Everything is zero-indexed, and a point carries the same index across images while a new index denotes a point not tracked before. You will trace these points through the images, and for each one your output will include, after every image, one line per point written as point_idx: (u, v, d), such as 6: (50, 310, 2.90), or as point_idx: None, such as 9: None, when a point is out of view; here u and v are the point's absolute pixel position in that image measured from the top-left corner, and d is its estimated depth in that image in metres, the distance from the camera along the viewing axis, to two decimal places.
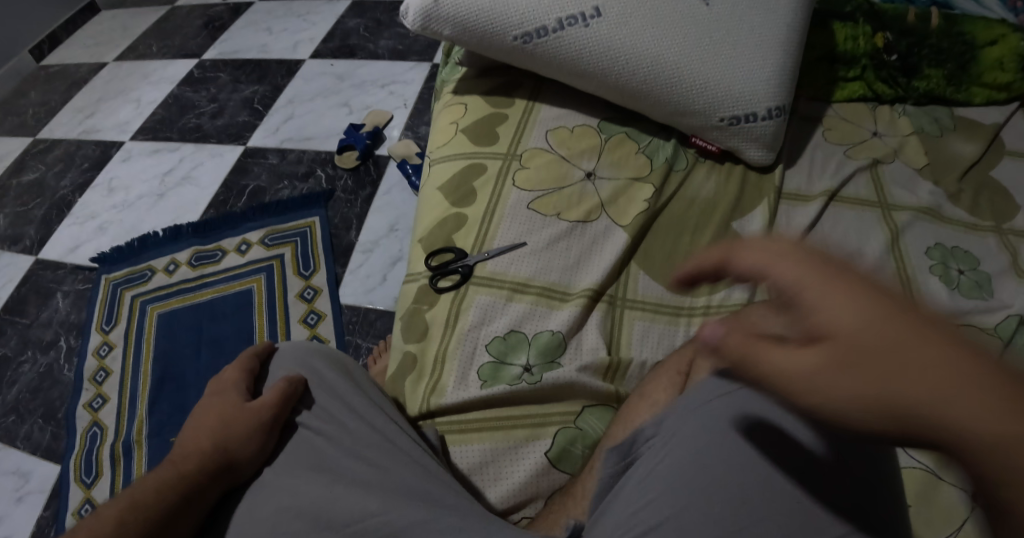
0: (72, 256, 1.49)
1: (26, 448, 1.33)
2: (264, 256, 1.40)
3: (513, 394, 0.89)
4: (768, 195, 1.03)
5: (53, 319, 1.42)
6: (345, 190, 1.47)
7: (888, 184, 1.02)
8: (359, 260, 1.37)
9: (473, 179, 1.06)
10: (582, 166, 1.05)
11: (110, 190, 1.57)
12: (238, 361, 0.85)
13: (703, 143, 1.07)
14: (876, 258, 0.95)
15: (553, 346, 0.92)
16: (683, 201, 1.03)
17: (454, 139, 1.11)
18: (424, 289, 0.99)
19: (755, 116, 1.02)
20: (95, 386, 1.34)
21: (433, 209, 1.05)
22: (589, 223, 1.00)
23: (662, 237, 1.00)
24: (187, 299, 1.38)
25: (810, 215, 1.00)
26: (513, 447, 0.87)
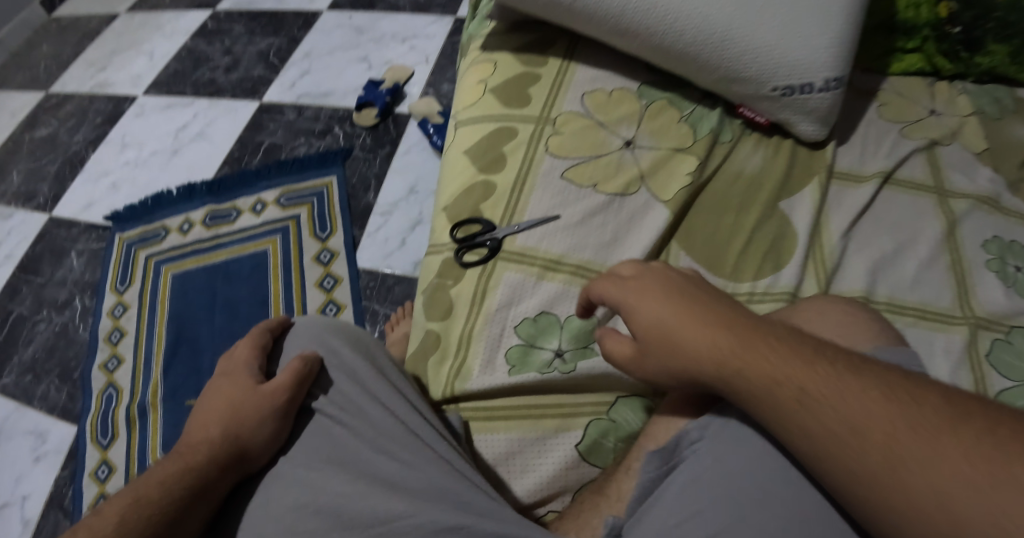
0: (86, 214, 1.46)
1: (43, 408, 1.32)
2: (279, 216, 1.37)
3: (545, 383, 0.86)
4: (819, 174, 0.97)
5: (67, 279, 1.40)
6: (363, 148, 1.42)
7: (946, 167, 0.96)
8: (377, 223, 1.33)
9: (503, 143, 1.01)
10: (621, 133, 1.00)
11: (123, 146, 1.53)
12: (248, 338, 0.82)
13: (751, 113, 1.00)
14: (930, 248, 0.90)
15: (586, 332, 0.88)
16: (726, 177, 0.97)
17: (481, 99, 1.06)
18: (448, 263, 0.95)
19: (811, 86, 0.93)
20: (110, 346, 1.32)
21: (458, 176, 1.01)
22: (627, 196, 0.96)
23: (704, 215, 0.95)
24: (202, 260, 1.35)
25: (863, 196, 0.94)
26: (541, 438, 0.84)
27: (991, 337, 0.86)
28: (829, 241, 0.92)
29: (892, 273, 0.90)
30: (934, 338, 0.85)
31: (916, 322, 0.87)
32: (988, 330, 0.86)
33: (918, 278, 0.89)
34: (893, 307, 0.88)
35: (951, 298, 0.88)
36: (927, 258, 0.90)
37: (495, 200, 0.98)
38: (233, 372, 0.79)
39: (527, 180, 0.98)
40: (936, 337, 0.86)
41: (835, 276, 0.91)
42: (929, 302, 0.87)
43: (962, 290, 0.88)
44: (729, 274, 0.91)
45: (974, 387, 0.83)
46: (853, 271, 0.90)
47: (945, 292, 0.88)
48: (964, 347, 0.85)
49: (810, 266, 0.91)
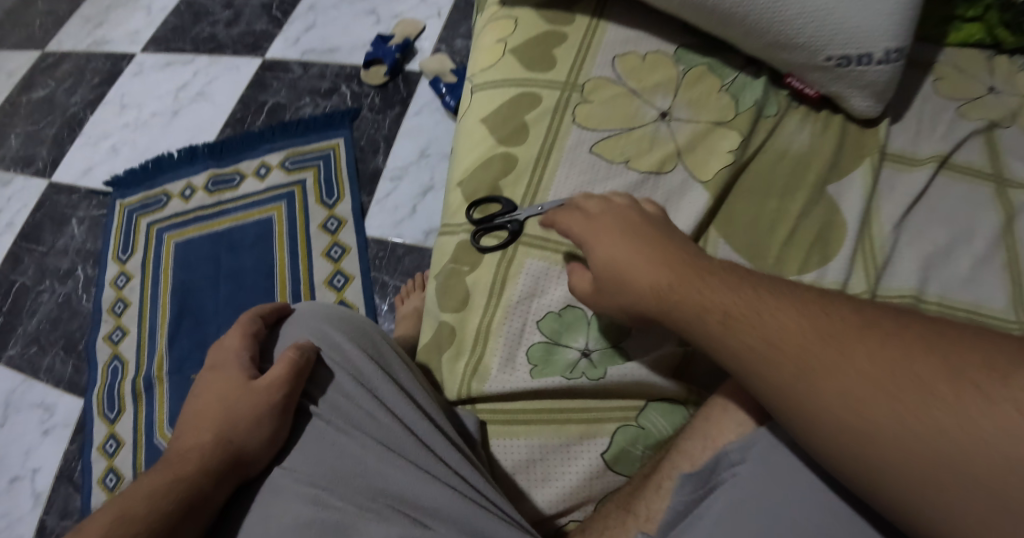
0: (86, 179, 1.41)
1: (49, 381, 1.29)
2: (284, 181, 1.31)
3: (569, 387, 0.81)
4: (871, 155, 0.89)
5: (69, 247, 1.35)
6: (371, 109, 1.35)
7: (1005, 152, 0.88)
8: (387, 188, 1.27)
9: (525, 112, 0.94)
10: (656, 103, 0.93)
11: (122, 107, 1.47)
12: (237, 328, 0.77)
13: (800, 85, 0.91)
14: (986, 244, 0.83)
15: (616, 330, 0.82)
16: (770, 156, 0.90)
17: (500, 61, 0.98)
18: (464, 246, 0.90)
19: (869, 57, 0.85)
20: (114, 317, 1.28)
21: (473, 147, 0.94)
22: (663, 174, 0.89)
23: (745, 198, 0.89)
24: (205, 228, 1.30)
25: (917, 183, 0.87)
26: (565, 445, 0.80)
27: None
28: (879, 232, 0.85)
29: (944, 271, 0.83)
30: None
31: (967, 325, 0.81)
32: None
33: (972, 276, 0.82)
34: (944, 308, 0.81)
35: (1007, 300, 0.81)
36: (983, 254, 0.83)
37: (518, 175, 0.91)
38: (224, 366, 0.74)
39: (551, 155, 0.91)
40: None
41: (885, 273, 0.84)
42: (981, 302, 0.81)
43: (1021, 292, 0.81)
44: (771, 264, 0.85)
45: None
46: (904, 266, 0.84)
47: (1001, 292, 0.82)
48: None
49: (858, 260, 0.85)
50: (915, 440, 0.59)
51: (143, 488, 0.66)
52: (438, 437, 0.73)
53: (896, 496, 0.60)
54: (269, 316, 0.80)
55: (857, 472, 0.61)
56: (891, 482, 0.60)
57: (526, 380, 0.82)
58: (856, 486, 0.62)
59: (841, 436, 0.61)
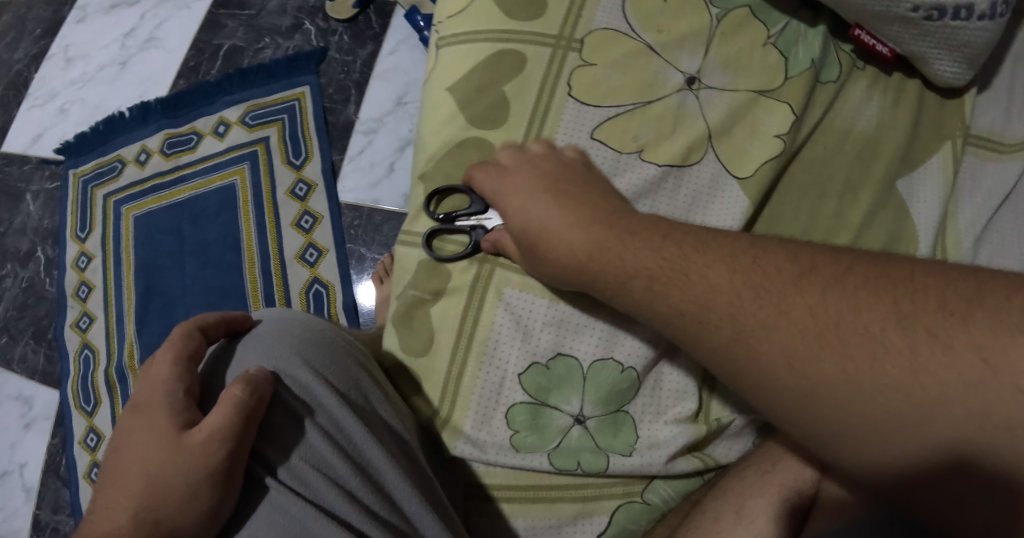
0: (35, 148, 1.28)
1: (23, 373, 1.20)
2: (246, 139, 1.16)
3: (564, 467, 0.70)
4: (952, 139, 0.75)
5: (26, 226, 1.24)
6: (340, 49, 1.18)
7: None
8: (361, 143, 1.12)
9: (504, 80, 0.75)
10: (681, 66, 0.73)
11: (67, 61, 1.32)
12: (169, 352, 0.64)
13: (871, 41, 0.72)
14: None
15: (617, 391, 0.70)
16: (830, 137, 0.74)
17: (472, 5, 0.77)
18: (425, 268, 0.74)
19: (970, 10, 0.67)
20: (79, 302, 1.18)
21: (433, 117, 0.77)
22: (688, 168, 0.71)
23: (793, 196, 0.74)
24: (164, 199, 1.17)
25: (1010, 177, 0.74)
26: (558, 526, 0.71)
27: None
28: (956, 246, 0.73)
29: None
30: None
31: None
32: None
33: None
34: None
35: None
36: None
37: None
38: (152, 405, 0.61)
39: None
40: None
41: None
42: None
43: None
44: None
45: None
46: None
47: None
48: None
49: None
50: (871, 400, 0.54)
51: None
52: (410, 493, 0.64)
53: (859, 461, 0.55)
54: (210, 330, 0.67)
55: (814, 440, 0.56)
56: (854, 447, 0.55)
57: (510, 451, 0.70)
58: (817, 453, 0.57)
59: (799, 404, 0.56)
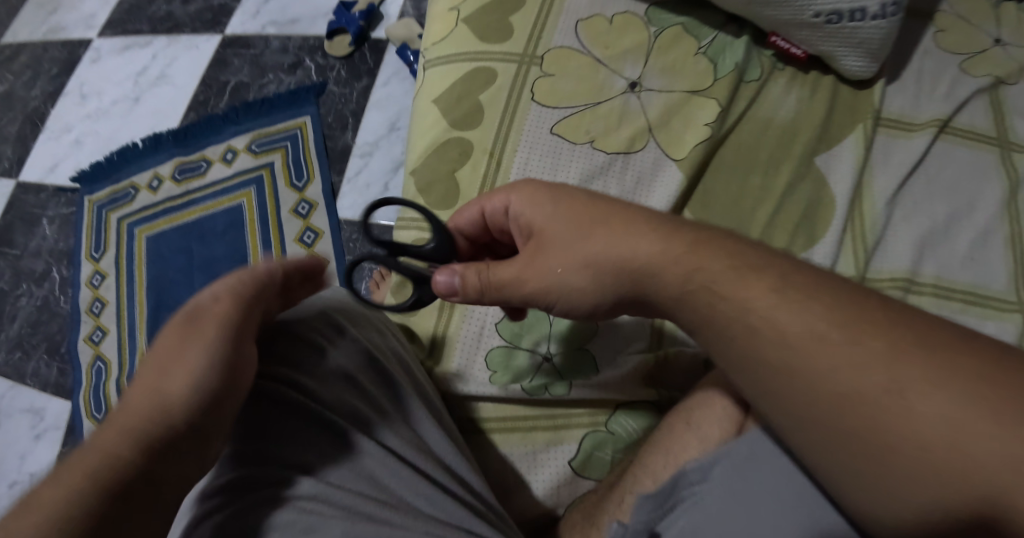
0: (52, 177, 1.37)
1: (35, 386, 1.26)
2: (252, 165, 1.26)
3: (533, 397, 0.80)
4: (864, 120, 0.83)
5: (41, 248, 1.33)
6: (338, 82, 1.29)
7: (1013, 113, 0.82)
8: (358, 166, 1.22)
9: (479, 90, 0.87)
10: (624, 73, 0.86)
11: (83, 97, 1.42)
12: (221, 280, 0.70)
13: (786, 45, 0.85)
14: (988, 216, 0.78)
15: (579, 331, 0.82)
16: (753, 125, 0.84)
17: (454, 32, 0.91)
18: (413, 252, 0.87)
19: (863, 12, 0.78)
20: (93, 317, 1.25)
21: (428, 130, 0.88)
22: (633, 154, 0.83)
23: (725, 175, 0.83)
24: (175, 220, 1.26)
25: (916, 149, 0.81)
26: (532, 451, 0.79)
27: None
28: (871, 209, 0.79)
29: (942, 250, 0.77)
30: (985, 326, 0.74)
31: (966, 308, 0.75)
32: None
33: (972, 255, 0.77)
34: (940, 290, 0.75)
35: (1011, 277, 0.76)
36: (984, 228, 0.78)
37: (473, 166, 0.85)
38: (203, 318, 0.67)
39: (507, 146, 0.84)
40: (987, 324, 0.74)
41: (876, 254, 0.78)
42: (982, 280, 0.75)
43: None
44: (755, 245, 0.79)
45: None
46: (897, 245, 0.78)
47: (1004, 272, 0.76)
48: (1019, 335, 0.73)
49: (847, 242, 0.79)
50: (886, 427, 0.56)
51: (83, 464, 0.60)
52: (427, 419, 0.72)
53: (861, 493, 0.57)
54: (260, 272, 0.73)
55: (828, 457, 0.58)
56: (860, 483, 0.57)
57: (487, 385, 0.81)
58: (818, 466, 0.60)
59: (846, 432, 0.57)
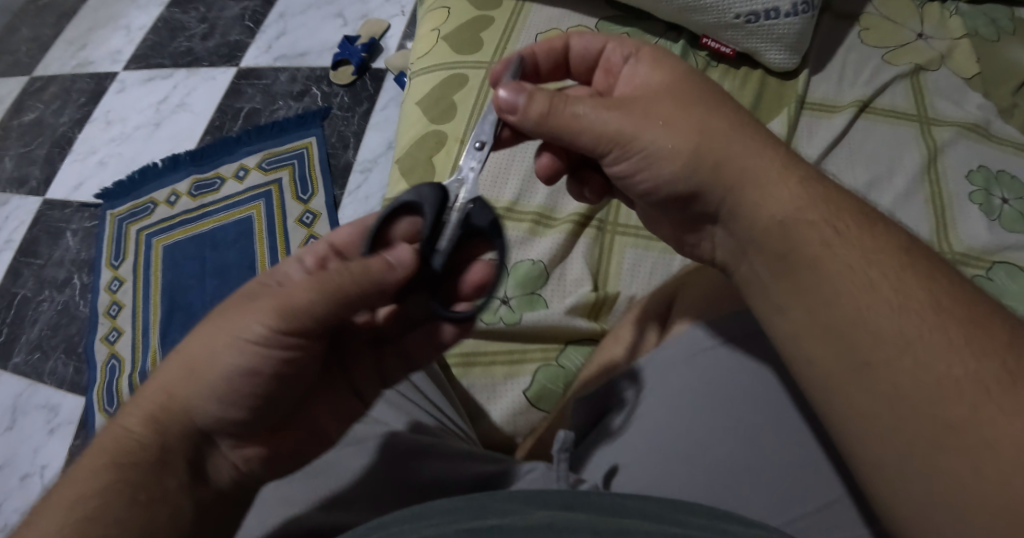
0: (76, 194, 1.49)
1: (52, 383, 1.34)
2: (262, 180, 1.38)
3: (493, 333, 0.89)
4: (788, 106, 0.91)
5: (64, 258, 1.44)
6: (341, 107, 1.42)
7: (932, 93, 0.89)
8: (359, 180, 1.35)
9: (454, 92, 0.99)
10: None
11: (107, 123, 1.55)
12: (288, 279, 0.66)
13: (716, 45, 0.95)
14: (906, 180, 0.84)
15: (532, 277, 0.92)
16: None
17: (434, 47, 1.03)
18: None
19: (777, 11, 0.89)
20: (109, 319, 1.35)
21: (411, 126, 0.98)
22: None
23: None
24: (190, 230, 1.37)
25: (837, 126, 0.88)
26: (493, 383, 0.88)
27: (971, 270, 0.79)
28: None
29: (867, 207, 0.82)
30: None
31: None
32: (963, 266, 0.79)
33: (894, 212, 0.82)
34: None
35: (930, 229, 0.81)
36: (904, 189, 0.83)
37: (447, 152, 0.95)
38: (258, 340, 0.65)
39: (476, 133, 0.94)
40: None
41: None
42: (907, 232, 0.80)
43: (942, 224, 0.81)
44: None
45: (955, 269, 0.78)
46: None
47: (922, 226, 0.81)
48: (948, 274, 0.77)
49: None
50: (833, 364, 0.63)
51: (104, 449, 0.63)
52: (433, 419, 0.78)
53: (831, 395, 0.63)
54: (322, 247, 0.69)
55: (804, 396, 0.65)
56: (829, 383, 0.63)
57: None
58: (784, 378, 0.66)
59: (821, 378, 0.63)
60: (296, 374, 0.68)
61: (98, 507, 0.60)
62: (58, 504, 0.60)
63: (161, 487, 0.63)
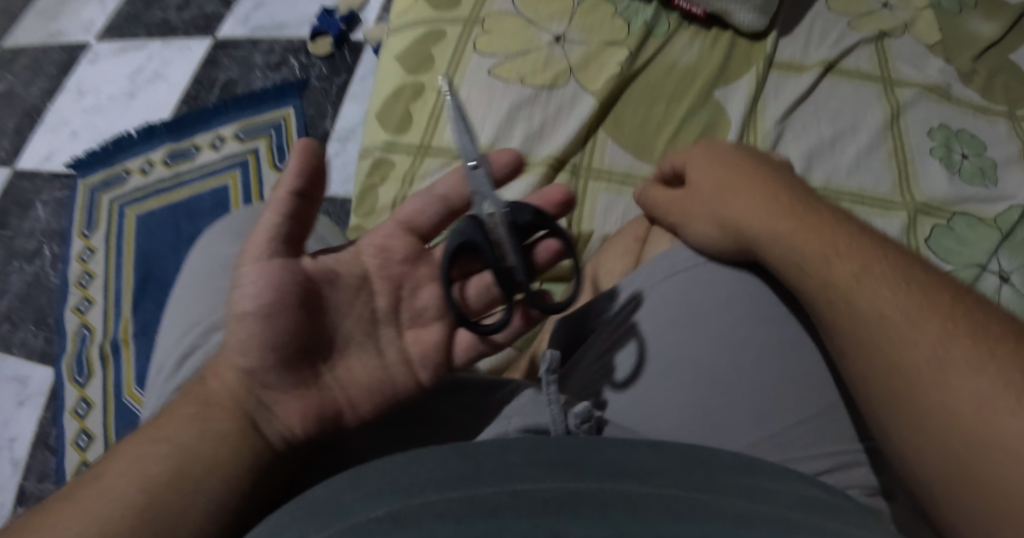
0: (48, 164, 1.48)
1: (21, 355, 1.33)
2: (239, 150, 1.40)
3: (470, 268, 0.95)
4: (757, 65, 0.99)
5: (35, 229, 1.42)
6: (319, 78, 1.44)
7: (894, 58, 0.97)
8: (335, 149, 1.36)
9: (432, 46, 1.05)
10: (551, 30, 1.04)
11: (80, 94, 1.54)
12: (270, 231, 0.65)
13: (687, 6, 1.02)
14: (872, 136, 0.91)
15: None
16: (661, 68, 1.00)
17: (414, 6, 1.09)
18: (373, 164, 1.00)
19: None
20: (80, 289, 1.35)
21: (390, 78, 1.05)
22: (556, 88, 0.99)
23: (637, 102, 0.99)
24: (164, 200, 1.39)
25: (804, 83, 0.96)
26: None
27: (930, 222, 0.86)
28: (763, 127, 0.94)
29: (830, 162, 0.91)
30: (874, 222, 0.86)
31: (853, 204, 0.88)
32: (927, 217, 0.86)
33: (857, 164, 0.90)
34: (830, 190, 0.89)
35: (891, 181, 0.89)
36: (869, 144, 0.91)
37: (424, 101, 1.03)
38: (253, 276, 0.64)
39: (452, 82, 1.01)
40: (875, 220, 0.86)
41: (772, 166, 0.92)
42: (866, 185, 0.89)
43: (904, 177, 0.89)
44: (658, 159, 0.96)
45: (905, 229, 0.85)
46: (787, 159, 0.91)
47: (885, 178, 0.89)
48: (901, 226, 0.86)
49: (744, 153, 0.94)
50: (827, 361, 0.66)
51: (186, 401, 0.64)
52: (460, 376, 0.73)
53: (853, 357, 0.64)
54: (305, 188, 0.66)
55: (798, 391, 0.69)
56: (854, 343, 0.64)
57: None
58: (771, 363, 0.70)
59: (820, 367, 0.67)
60: (307, 310, 0.66)
61: (173, 432, 0.61)
62: (127, 450, 0.60)
63: (223, 432, 0.62)
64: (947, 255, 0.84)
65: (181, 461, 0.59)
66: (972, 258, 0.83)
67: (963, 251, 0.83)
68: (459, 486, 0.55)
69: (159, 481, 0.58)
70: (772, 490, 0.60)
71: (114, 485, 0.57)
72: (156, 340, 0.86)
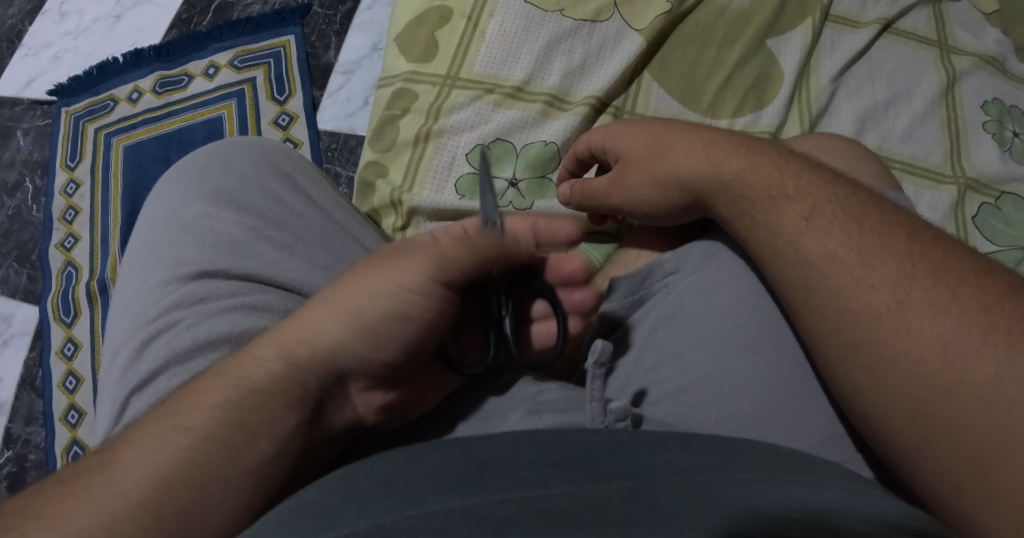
0: (28, 90, 1.39)
1: (4, 292, 1.27)
2: (234, 80, 1.32)
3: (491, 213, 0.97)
4: (814, 15, 1.04)
5: (16, 159, 1.35)
6: (323, 5, 1.35)
7: (952, 23, 1.05)
8: (339, 82, 1.30)
9: None
10: None
11: (62, 15, 1.44)
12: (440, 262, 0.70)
13: None
14: (926, 103, 1.00)
15: (543, 158, 1.00)
16: (712, 10, 1.05)
17: None
18: (397, 94, 1.05)
19: None
20: (65, 225, 1.28)
21: (415, 3, 1.10)
22: (598, 22, 1.05)
23: (684, 44, 1.05)
24: (153, 130, 1.31)
25: (861, 40, 1.03)
26: None
27: (977, 201, 0.96)
28: (817, 85, 1.01)
29: (881, 127, 0.99)
30: (925, 195, 0.96)
31: (911, 177, 0.97)
32: (977, 194, 0.96)
33: (909, 133, 0.99)
34: (884, 156, 0.98)
35: (945, 153, 0.98)
36: (925, 112, 1.00)
37: (452, 28, 1.07)
38: (401, 292, 0.68)
39: (482, 11, 1.06)
40: (926, 194, 0.96)
41: (818, 121, 1.00)
42: (919, 156, 0.98)
43: (957, 149, 0.98)
44: (706, 108, 1.01)
45: (954, 208, 0.95)
46: (842, 117, 1.00)
47: (938, 149, 0.98)
48: (951, 205, 0.95)
49: (796, 108, 1.01)
50: (824, 362, 0.66)
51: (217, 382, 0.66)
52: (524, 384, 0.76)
53: (856, 374, 0.64)
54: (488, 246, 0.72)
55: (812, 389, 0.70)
56: (859, 362, 0.63)
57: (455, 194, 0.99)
58: (776, 357, 0.72)
59: (823, 368, 0.67)
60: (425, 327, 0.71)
61: (194, 422, 0.64)
62: (146, 438, 0.63)
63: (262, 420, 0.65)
64: (990, 231, 0.94)
65: (222, 459, 0.63)
66: (1013, 235, 0.94)
67: (1009, 232, 0.94)
68: (462, 489, 0.56)
69: (171, 480, 0.61)
70: (819, 485, 0.58)
71: (126, 478, 0.61)
72: (119, 277, 0.84)
